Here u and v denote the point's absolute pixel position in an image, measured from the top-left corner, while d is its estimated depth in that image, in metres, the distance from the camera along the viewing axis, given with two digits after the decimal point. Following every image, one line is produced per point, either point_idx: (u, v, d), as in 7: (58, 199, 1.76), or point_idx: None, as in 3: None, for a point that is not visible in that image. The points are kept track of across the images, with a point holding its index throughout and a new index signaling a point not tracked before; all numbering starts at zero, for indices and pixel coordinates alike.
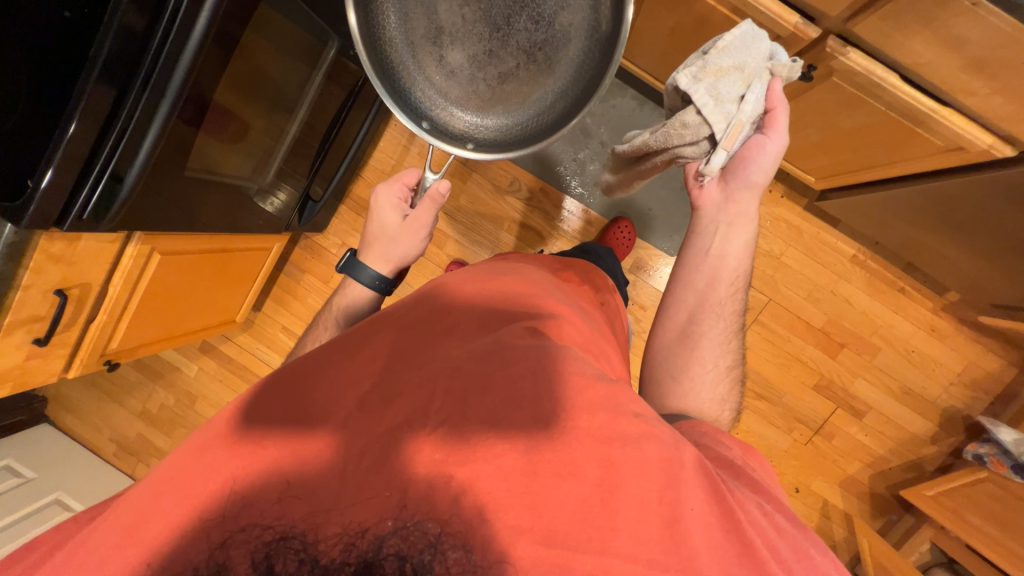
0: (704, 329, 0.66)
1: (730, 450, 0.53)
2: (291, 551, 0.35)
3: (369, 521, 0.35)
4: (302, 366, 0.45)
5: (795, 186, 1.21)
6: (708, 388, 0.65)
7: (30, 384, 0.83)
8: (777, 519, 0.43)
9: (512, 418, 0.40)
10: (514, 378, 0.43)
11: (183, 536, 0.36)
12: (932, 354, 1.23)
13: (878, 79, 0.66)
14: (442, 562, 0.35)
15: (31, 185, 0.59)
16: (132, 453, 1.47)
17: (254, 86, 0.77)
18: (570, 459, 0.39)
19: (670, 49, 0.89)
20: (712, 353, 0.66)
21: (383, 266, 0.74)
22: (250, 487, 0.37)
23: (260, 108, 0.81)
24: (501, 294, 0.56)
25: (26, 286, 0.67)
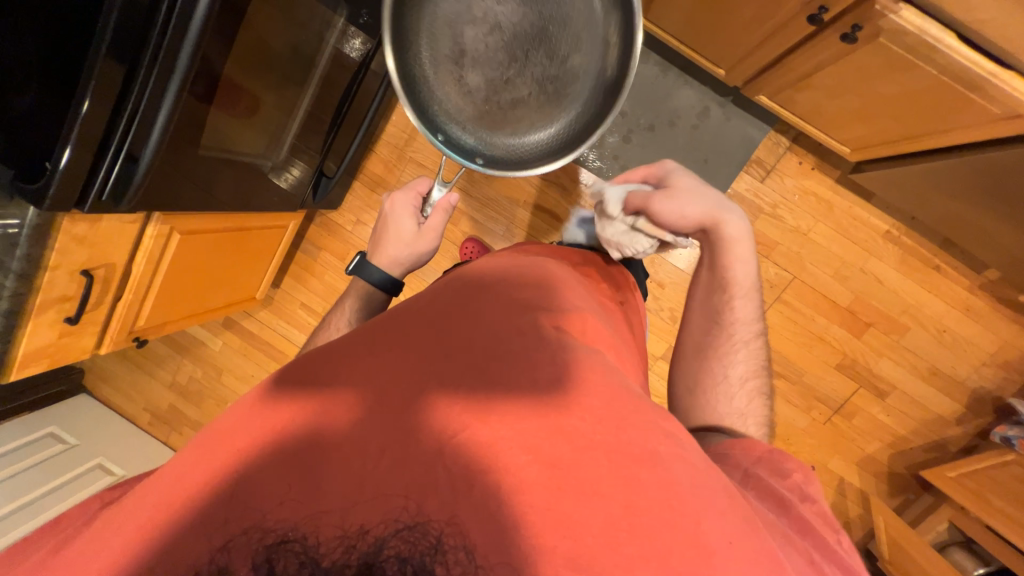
0: (729, 364, 0.66)
1: (789, 479, 0.49)
2: (292, 553, 0.35)
3: (369, 524, 0.36)
4: (325, 359, 0.45)
5: (828, 157, 1.15)
6: (742, 411, 0.63)
7: (66, 360, 0.87)
8: (831, 569, 0.41)
9: (530, 415, 0.41)
10: (538, 381, 0.43)
11: (190, 528, 0.36)
12: (965, 333, 1.18)
13: (931, 39, 0.60)
14: (442, 562, 0.35)
15: (50, 166, 0.59)
16: (166, 422, 1.55)
17: (263, 60, 0.74)
18: (599, 483, 0.38)
19: (699, 10, 0.82)
20: (744, 385, 0.65)
21: (397, 269, 0.74)
22: (258, 485, 0.37)
23: (270, 82, 0.79)
24: (515, 282, 0.55)
25: (54, 266, 0.69)
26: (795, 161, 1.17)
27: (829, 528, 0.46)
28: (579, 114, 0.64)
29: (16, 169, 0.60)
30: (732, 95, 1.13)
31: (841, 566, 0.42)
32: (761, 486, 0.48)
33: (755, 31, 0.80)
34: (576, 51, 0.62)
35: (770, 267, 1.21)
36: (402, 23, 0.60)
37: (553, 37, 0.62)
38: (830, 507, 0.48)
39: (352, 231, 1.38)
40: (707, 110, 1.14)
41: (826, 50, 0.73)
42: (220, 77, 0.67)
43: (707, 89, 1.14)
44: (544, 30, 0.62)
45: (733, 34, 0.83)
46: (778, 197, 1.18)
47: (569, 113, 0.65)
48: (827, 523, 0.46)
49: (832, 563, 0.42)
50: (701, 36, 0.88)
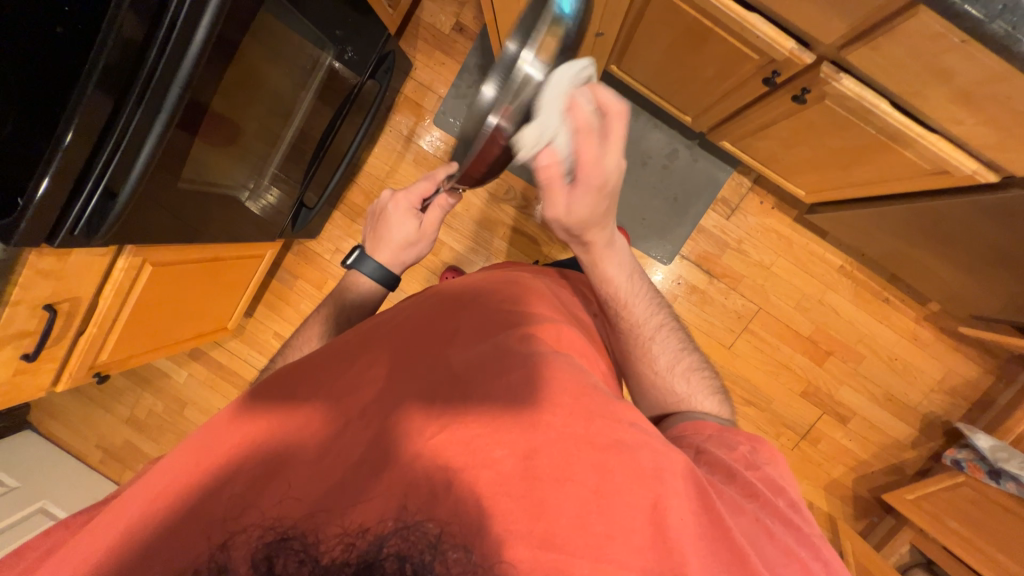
0: (655, 360, 0.60)
1: (735, 451, 0.49)
2: (292, 551, 0.35)
3: (369, 522, 0.36)
4: (313, 378, 0.45)
5: (785, 198, 1.24)
6: (692, 399, 0.58)
7: (18, 399, 0.81)
8: (776, 528, 0.43)
9: (507, 415, 0.41)
10: (513, 384, 0.43)
11: (175, 531, 0.37)
12: (914, 362, 1.27)
13: (869, 104, 0.67)
14: (442, 561, 0.35)
15: (24, 201, 0.57)
16: (119, 459, 1.45)
17: (248, 93, 0.75)
18: (566, 464, 0.39)
19: (666, 65, 0.89)
20: (680, 370, 0.60)
21: (394, 264, 0.73)
22: (247, 487, 0.38)
23: (256, 113, 0.80)
24: (496, 294, 0.56)
25: (15, 302, 0.66)
26: (757, 201, 1.25)
27: (774, 492, 0.46)
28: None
29: None
30: (698, 139, 1.21)
31: (788, 526, 0.44)
32: (710, 459, 0.48)
33: (718, 86, 0.86)
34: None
35: (737, 299, 1.27)
36: None
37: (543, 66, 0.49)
38: (778, 473, 0.49)
39: (330, 259, 1.37)
40: (675, 152, 1.22)
41: (779, 106, 0.80)
42: (207, 108, 0.67)
43: (675, 132, 1.22)
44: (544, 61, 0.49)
45: (698, 87, 0.90)
46: (742, 233, 1.26)
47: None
48: (772, 488, 0.47)
49: (784, 528, 0.43)
50: (669, 87, 0.95)
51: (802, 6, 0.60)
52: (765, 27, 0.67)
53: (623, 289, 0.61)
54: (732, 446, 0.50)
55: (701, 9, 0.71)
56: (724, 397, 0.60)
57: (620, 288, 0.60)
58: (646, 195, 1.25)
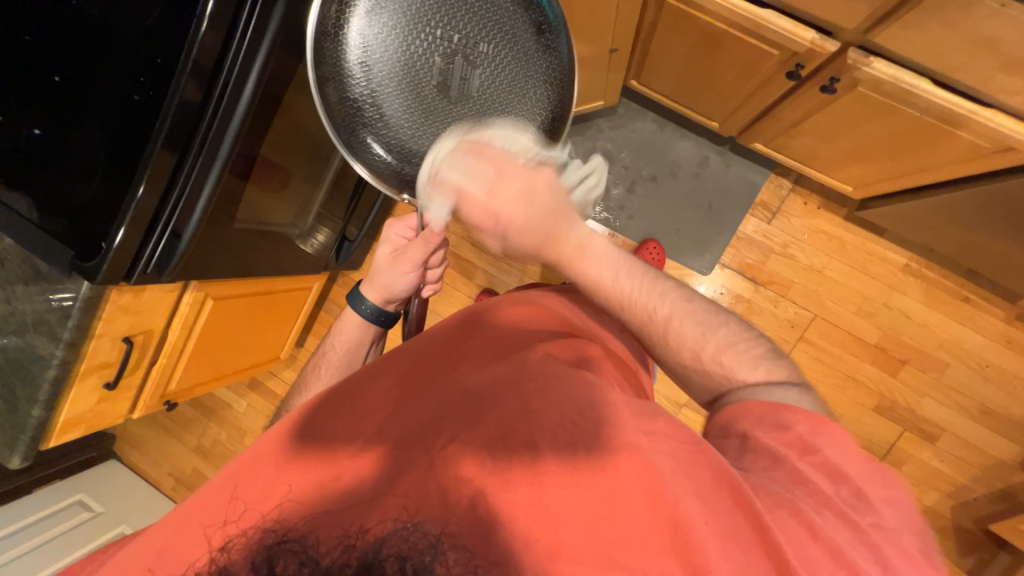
0: (684, 342, 0.48)
1: (790, 432, 0.41)
2: (292, 553, 0.34)
3: (370, 523, 0.35)
4: (330, 399, 0.45)
5: (833, 197, 1.17)
6: (740, 372, 0.46)
7: (102, 424, 0.91)
8: (823, 519, 0.36)
9: (522, 426, 0.40)
10: (525, 396, 0.43)
11: (187, 537, 0.38)
12: (1011, 368, 1.12)
13: (907, 86, 0.62)
14: (442, 562, 0.34)
15: (105, 245, 0.66)
16: (188, 486, 1.55)
17: (293, 140, 0.83)
18: (575, 469, 0.38)
19: (686, 71, 0.88)
20: (721, 344, 0.47)
21: (373, 293, 0.70)
22: (252, 489, 0.39)
23: (300, 158, 0.88)
24: (516, 321, 0.57)
25: (99, 334, 0.75)
26: (801, 202, 1.18)
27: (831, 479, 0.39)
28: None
29: (74, 250, 0.68)
30: (729, 145, 1.18)
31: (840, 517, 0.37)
32: (753, 445, 0.41)
33: (741, 87, 0.85)
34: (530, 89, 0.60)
35: (788, 306, 1.19)
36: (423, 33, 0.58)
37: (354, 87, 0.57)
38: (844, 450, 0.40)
39: None
40: (706, 160, 1.20)
41: (808, 100, 0.77)
42: (256, 157, 0.76)
43: (705, 140, 1.20)
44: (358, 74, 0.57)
45: (722, 91, 0.88)
46: (787, 237, 1.19)
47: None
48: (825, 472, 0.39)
49: (837, 521, 0.37)
50: (692, 94, 0.94)
51: None
52: (780, 20, 0.66)
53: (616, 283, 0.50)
54: (784, 425, 0.41)
55: (713, 14, 0.71)
56: (778, 357, 0.48)
57: (615, 285, 0.50)
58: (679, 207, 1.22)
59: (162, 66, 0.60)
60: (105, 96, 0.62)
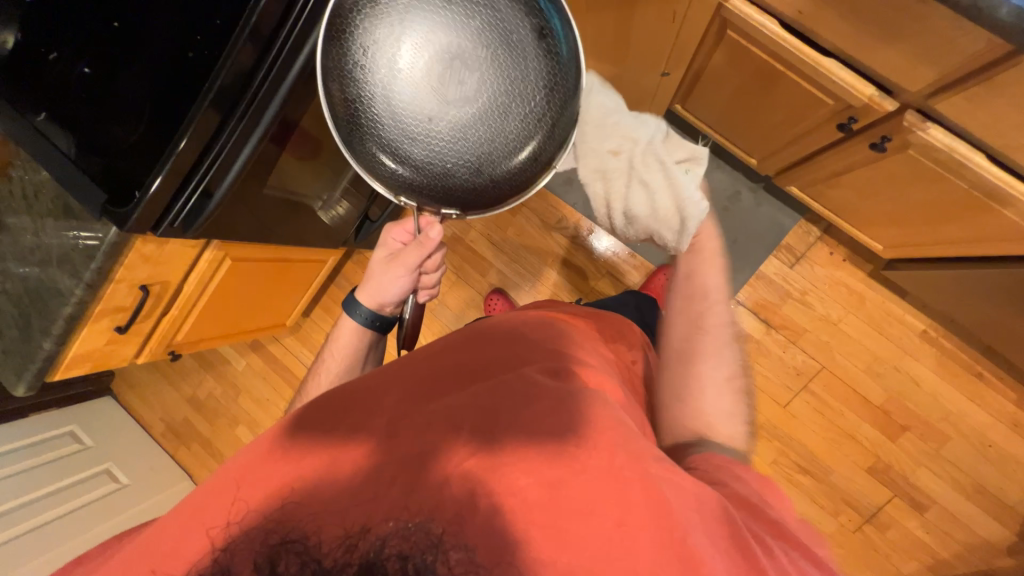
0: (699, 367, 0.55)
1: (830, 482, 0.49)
2: (293, 553, 0.35)
3: (370, 523, 0.36)
4: (341, 400, 0.46)
5: (859, 251, 1.15)
6: (723, 423, 0.52)
7: (107, 365, 0.92)
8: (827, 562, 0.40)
9: (531, 441, 0.40)
10: (534, 415, 0.42)
11: (191, 530, 0.38)
12: (1013, 451, 1.10)
13: (961, 156, 0.61)
14: (443, 562, 0.35)
15: (139, 194, 0.67)
16: (177, 435, 1.58)
17: None
18: (586, 497, 0.37)
19: (733, 104, 0.87)
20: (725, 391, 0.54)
21: (368, 300, 0.69)
22: (254, 493, 0.39)
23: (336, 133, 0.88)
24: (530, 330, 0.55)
25: (118, 279, 0.75)
26: (826, 251, 1.17)
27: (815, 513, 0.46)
28: (536, 155, 0.56)
29: (106, 194, 0.68)
30: (763, 183, 1.18)
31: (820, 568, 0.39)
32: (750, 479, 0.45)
33: (787, 130, 0.83)
34: (534, 74, 0.53)
35: (797, 353, 1.17)
36: (434, 24, 0.52)
37: (349, 74, 0.52)
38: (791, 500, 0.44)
39: None
40: (738, 194, 1.19)
41: (854, 153, 0.75)
42: (295, 126, 0.76)
43: (739, 175, 1.19)
44: (356, 61, 0.52)
45: (766, 130, 0.87)
46: (807, 284, 1.18)
47: (515, 152, 0.55)
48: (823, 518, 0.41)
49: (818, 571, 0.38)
50: (735, 127, 0.93)
51: (884, 53, 0.56)
52: (840, 71, 0.64)
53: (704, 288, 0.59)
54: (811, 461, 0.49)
55: (772, 53, 0.69)
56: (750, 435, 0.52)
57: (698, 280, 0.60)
58: None
59: (220, 27, 0.62)
60: (163, 51, 0.64)
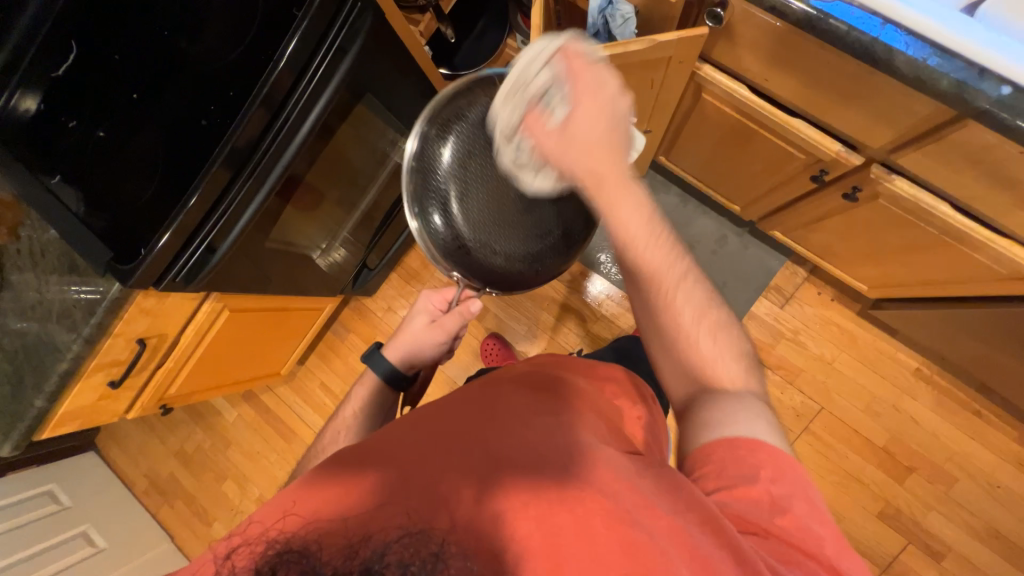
0: (682, 321, 0.49)
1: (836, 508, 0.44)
2: (288, 563, 0.32)
3: (374, 532, 0.35)
4: (359, 440, 0.47)
5: (846, 290, 1.18)
6: (721, 366, 0.49)
7: (96, 421, 0.90)
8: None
9: (536, 482, 0.41)
10: (544, 458, 0.43)
11: (192, 555, 0.39)
12: (1023, 491, 1.08)
13: (925, 205, 0.64)
14: (445, 573, 0.32)
15: (144, 252, 0.69)
16: (162, 491, 1.51)
17: (337, 165, 0.88)
18: (589, 537, 0.38)
19: (711, 155, 0.93)
20: (703, 326, 0.50)
21: (400, 359, 0.71)
22: (262, 511, 0.40)
23: (338, 184, 0.93)
24: (541, 375, 0.58)
25: (116, 334, 0.76)
26: (814, 291, 1.20)
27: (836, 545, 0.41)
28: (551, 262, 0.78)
29: (113, 252, 0.70)
30: (748, 228, 1.23)
31: None
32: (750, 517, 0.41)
33: (764, 180, 0.89)
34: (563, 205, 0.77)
35: (794, 393, 1.17)
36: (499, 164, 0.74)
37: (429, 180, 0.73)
38: (810, 503, 0.42)
39: (381, 316, 1.48)
40: (724, 239, 1.24)
41: (829, 201, 0.79)
42: (300, 179, 0.80)
43: (724, 220, 1.24)
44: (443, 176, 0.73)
45: (745, 179, 0.93)
46: (798, 323, 1.19)
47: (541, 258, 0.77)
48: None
49: None
50: (716, 176, 0.99)
51: (844, 114, 0.61)
52: (808, 129, 0.69)
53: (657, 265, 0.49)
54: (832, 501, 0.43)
55: (745, 113, 0.74)
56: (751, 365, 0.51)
57: (637, 235, 0.49)
58: None
59: (231, 98, 0.69)
60: (176, 119, 0.69)
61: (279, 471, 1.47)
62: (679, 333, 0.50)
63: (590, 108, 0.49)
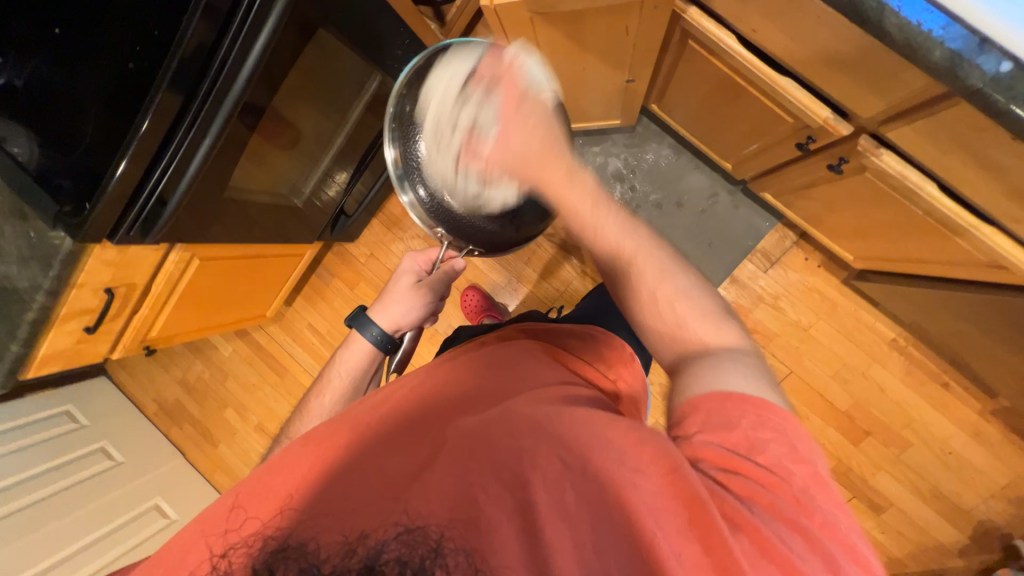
0: (647, 284, 0.52)
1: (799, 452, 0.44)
2: (290, 559, 0.40)
3: (369, 529, 0.41)
4: (337, 438, 0.50)
5: (834, 257, 1.14)
6: (697, 326, 0.51)
7: (81, 361, 0.95)
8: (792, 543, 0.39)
9: (508, 458, 0.44)
10: (513, 434, 0.46)
11: (186, 547, 0.43)
12: (973, 459, 1.11)
13: (912, 185, 0.59)
14: (441, 564, 0.39)
15: (88, 207, 0.68)
16: (169, 415, 1.64)
17: (313, 86, 0.82)
18: (562, 508, 0.41)
19: (699, 110, 0.85)
20: (672, 291, 0.52)
21: (387, 322, 0.72)
22: (252, 509, 0.44)
23: (313, 109, 0.86)
24: (517, 362, 0.60)
25: (80, 284, 0.77)
26: (801, 256, 1.16)
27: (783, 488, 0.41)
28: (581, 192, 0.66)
29: (59, 204, 0.69)
30: (741, 186, 1.16)
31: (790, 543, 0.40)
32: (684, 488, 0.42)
33: (753, 140, 0.82)
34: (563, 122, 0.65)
35: (766, 357, 1.18)
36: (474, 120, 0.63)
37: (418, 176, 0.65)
38: (786, 448, 0.42)
39: (365, 262, 1.48)
40: (715, 197, 1.17)
41: (816, 171, 0.73)
42: (262, 112, 0.75)
43: (718, 177, 1.17)
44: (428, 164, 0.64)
45: (735, 137, 0.85)
46: (780, 289, 1.17)
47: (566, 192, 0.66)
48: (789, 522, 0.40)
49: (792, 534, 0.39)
50: (707, 132, 0.91)
51: (835, 78, 0.54)
52: (798, 92, 0.61)
53: (613, 235, 0.53)
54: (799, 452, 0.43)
55: (733, 68, 0.66)
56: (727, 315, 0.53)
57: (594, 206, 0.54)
58: (675, 239, 1.20)
59: (157, 37, 0.63)
60: (105, 61, 0.65)
61: (274, 403, 1.57)
62: (644, 298, 0.52)
63: (518, 130, 0.56)
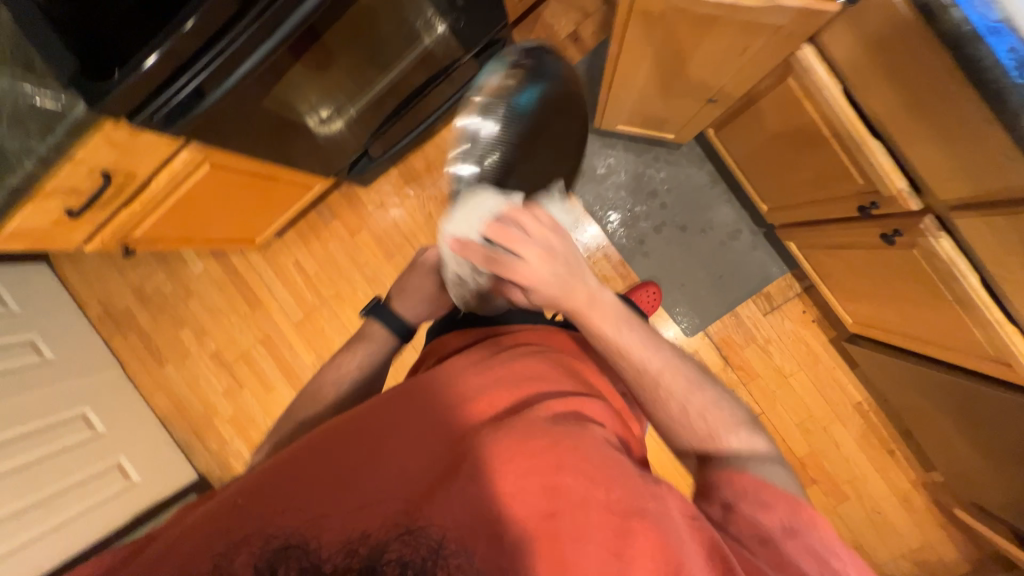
0: (661, 375, 0.49)
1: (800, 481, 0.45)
2: (292, 559, 0.38)
3: (371, 530, 0.39)
4: (343, 426, 0.47)
5: (829, 317, 1.20)
6: (713, 414, 0.48)
7: (50, 244, 0.84)
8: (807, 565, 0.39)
9: (523, 465, 0.40)
10: (527, 439, 0.42)
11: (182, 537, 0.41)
12: (896, 522, 1.23)
13: (958, 271, 0.63)
14: (442, 566, 0.38)
15: (118, 76, 0.59)
16: (116, 321, 1.50)
17: (360, 26, 0.75)
18: (579, 522, 0.38)
19: (762, 148, 0.86)
20: (688, 388, 0.49)
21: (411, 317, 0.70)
22: (244, 509, 0.41)
23: (353, 53, 0.80)
24: (534, 357, 0.55)
25: (77, 160, 0.67)
26: (800, 308, 1.21)
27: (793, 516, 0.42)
28: None
29: (80, 64, 0.59)
30: (765, 230, 1.20)
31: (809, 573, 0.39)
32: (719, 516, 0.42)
33: (806, 191, 0.84)
34: None
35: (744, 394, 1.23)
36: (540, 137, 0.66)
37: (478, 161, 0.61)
38: (798, 492, 0.43)
39: (371, 211, 1.40)
40: (738, 233, 1.20)
41: (864, 234, 0.76)
42: (320, 35, 0.69)
43: (745, 215, 1.20)
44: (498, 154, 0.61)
45: (788, 182, 0.87)
46: (773, 334, 1.22)
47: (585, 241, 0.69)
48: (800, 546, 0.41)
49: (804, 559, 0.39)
50: (759, 171, 0.92)
51: (930, 153, 0.56)
52: (883, 158, 0.63)
53: (626, 327, 0.50)
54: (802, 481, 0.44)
55: (825, 117, 0.67)
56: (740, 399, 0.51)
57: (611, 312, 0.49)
58: (692, 264, 1.22)
59: None
60: None
61: (238, 333, 1.47)
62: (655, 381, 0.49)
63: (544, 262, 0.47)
